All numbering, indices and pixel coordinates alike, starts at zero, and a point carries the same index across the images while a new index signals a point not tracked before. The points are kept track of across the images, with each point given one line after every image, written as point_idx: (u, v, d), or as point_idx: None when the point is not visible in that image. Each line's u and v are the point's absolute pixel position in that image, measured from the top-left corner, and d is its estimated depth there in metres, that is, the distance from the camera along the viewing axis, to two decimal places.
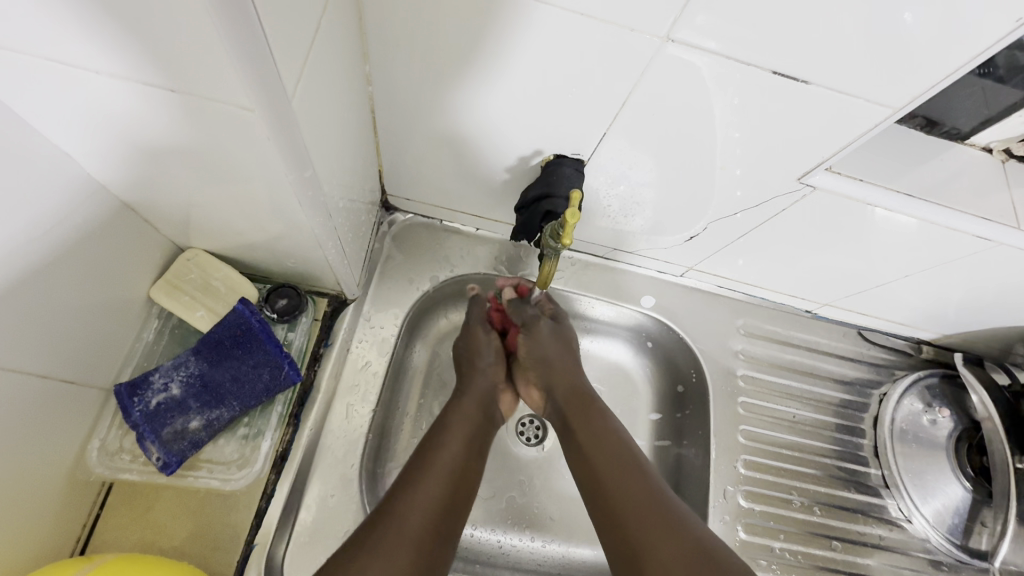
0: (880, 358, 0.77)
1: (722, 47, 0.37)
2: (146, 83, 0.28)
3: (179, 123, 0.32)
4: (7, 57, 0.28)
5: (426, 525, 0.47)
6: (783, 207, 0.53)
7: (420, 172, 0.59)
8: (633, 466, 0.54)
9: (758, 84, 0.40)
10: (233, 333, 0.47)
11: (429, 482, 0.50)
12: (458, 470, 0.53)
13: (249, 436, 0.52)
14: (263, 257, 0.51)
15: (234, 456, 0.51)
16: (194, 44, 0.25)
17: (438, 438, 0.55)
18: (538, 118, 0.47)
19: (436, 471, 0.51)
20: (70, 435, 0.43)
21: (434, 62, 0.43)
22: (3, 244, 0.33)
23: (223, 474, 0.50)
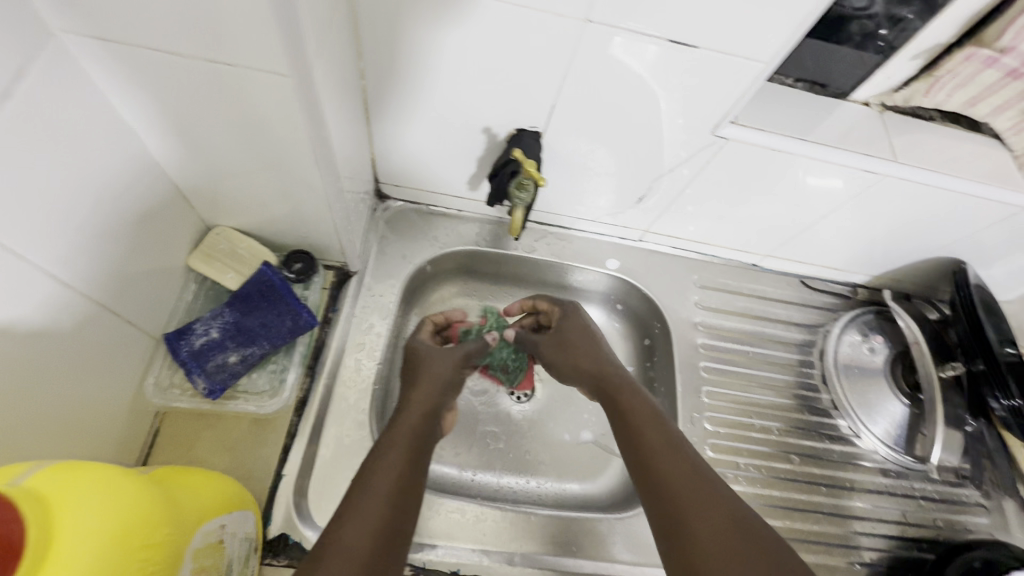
0: (821, 302, 0.88)
1: (630, 22, 0.49)
2: (206, 60, 0.38)
3: (228, 97, 0.42)
4: (105, 47, 0.38)
5: (374, 540, 0.45)
6: (707, 160, 0.64)
7: (408, 157, 0.70)
8: (672, 437, 0.56)
9: (665, 50, 0.51)
10: (260, 289, 0.56)
11: (364, 503, 0.48)
12: (396, 486, 0.50)
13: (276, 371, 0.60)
14: (281, 230, 0.61)
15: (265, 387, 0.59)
16: (248, 25, 0.35)
17: (379, 453, 0.54)
18: (499, 99, 0.59)
19: (371, 498, 0.48)
20: (130, 371, 0.52)
21: (413, 56, 0.54)
22: (87, 198, 0.43)
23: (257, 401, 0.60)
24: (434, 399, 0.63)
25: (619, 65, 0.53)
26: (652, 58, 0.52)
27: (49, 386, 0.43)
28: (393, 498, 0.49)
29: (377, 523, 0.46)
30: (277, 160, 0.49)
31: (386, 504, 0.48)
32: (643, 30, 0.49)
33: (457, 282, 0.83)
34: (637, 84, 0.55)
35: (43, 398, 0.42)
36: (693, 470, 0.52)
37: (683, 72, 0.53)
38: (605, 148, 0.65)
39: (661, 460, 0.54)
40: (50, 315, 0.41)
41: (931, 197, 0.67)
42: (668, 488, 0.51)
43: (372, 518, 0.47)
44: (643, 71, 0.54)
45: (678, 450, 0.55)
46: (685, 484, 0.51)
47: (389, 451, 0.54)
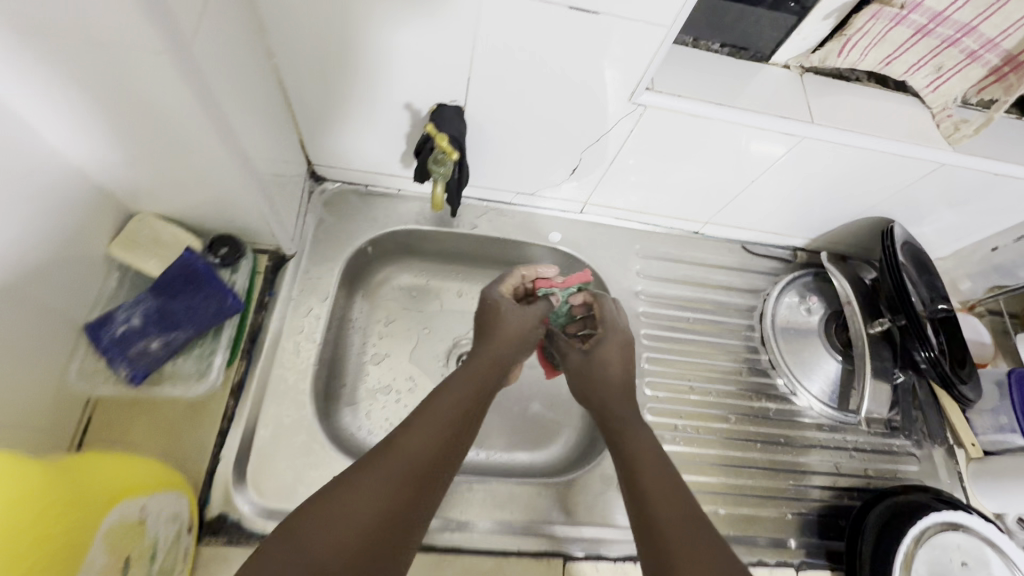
0: (761, 266, 0.90)
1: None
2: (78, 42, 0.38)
3: (112, 79, 0.41)
4: None
5: (432, 461, 0.50)
6: (630, 128, 0.65)
7: (337, 137, 0.69)
8: (664, 463, 0.55)
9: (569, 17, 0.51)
10: (182, 275, 0.57)
11: (429, 420, 0.53)
12: (459, 414, 0.55)
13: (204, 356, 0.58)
14: (205, 215, 0.61)
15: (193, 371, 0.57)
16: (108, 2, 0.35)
17: (448, 383, 0.59)
18: (416, 74, 0.59)
19: (437, 419, 0.53)
20: (54, 361, 0.52)
21: (323, 32, 0.54)
22: None
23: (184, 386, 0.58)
24: (511, 352, 0.66)
25: (527, 35, 0.53)
26: (557, 26, 0.52)
27: None
28: (450, 427, 0.53)
29: (433, 444, 0.51)
30: (182, 144, 0.49)
31: (449, 433, 0.53)
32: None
33: (401, 264, 0.85)
34: (548, 55, 0.56)
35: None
36: (666, 472, 0.54)
37: (591, 40, 0.53)
38: (531, 120, 0.65)
39: (637, 455, 0.56)
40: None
41: (853, 157, 0.68)
42: (650, 505, 0.50)
43: (434, 442, 0.51)
44: (550, 41, 0.54)
45: (653, 451, 0.57)
46: (656, 480, 0.53)
47: (460, 383, 0.59)
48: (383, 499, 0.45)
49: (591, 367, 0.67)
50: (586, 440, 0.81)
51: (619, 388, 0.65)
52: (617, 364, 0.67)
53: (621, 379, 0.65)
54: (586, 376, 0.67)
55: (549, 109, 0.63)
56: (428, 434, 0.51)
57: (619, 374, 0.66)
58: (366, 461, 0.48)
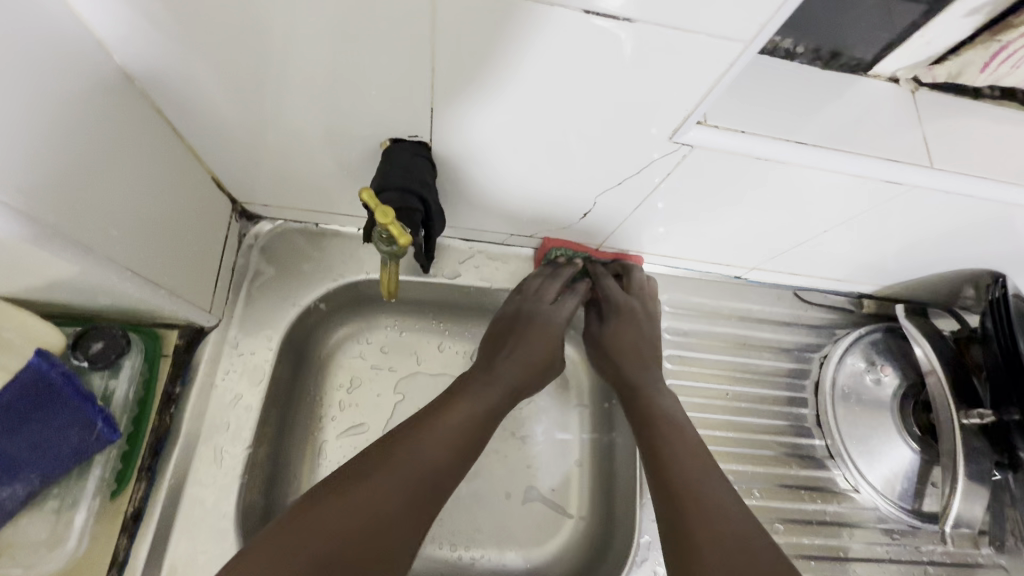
0: (818, 319, 0.72)
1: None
2: None
3: None
4: None
5: (448, 464, 0.50)
6: (668, 170, 0.46)
7: (266, 173, 0.51)
8: (710, 460, 0.54)
9: (585, 30, 0.32)
10: (27, 394, 0.40)
11: (455, 415, 0.53)
12: (479, 416, 0.54)
13: (62, 508, 0.45)
14: (70, 295, 0.43)
15: (42, 535, 0.44)
16: None
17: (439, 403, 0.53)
18: (357, 98, 0.40)
19: (461, 413, 0.53)
20: None
21: (204, 42, 0.35)
22: None
23: (30, 559, 0.44)
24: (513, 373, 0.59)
25: (515, 51, 0.35)
26: (564, 42, 0.33)
27: None
28: (473, 433, 0.53)
29: (410, 474, 0.47)
30: None
31: (473, 429, 0.53)
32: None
33: (360, 319, 0.66)
34: (550, 78, 0.37)
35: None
36: (710, 470, 0.53)
37: (616, 61, 0.35)
38: (527, 159, 0.47)
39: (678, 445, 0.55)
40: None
41: (977, 208, 0.49)
42: (690, 514, 0.49)
43: (457, 439, 0.51)
44: (551, 61, 0.35)
45: (700, 453, 0.54)
46: (689, 475, 0.52)
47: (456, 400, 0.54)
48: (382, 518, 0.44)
49: (622, 321, 0.63)
50: (594, 541, 0.66)
51: (645, 367, 0.62)
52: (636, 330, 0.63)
53: (652, 334, 0.64)
54: (616, 343, 0.64)
55: (552, 148, 0.45)
56: (451, 433, 0.51)
57: (642, 338, 0.64)
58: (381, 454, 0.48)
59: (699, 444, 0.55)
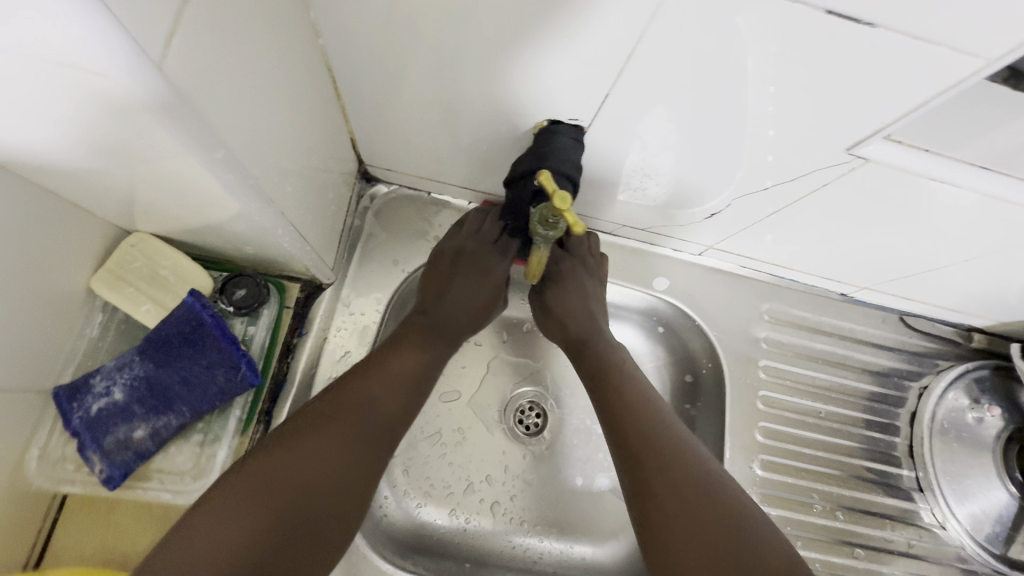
0: (921, 347, 0.69)
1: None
2: None
3: (43, 92, 0.25)
4: None
5: (381, 427, 0.47)
6: (827, 181, 0.44)
7: (401, 140, 0.52)
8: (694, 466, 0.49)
9: (787, 25, 0.31)
10: (181, 331, 0.42)
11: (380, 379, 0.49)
12: (411, 374, 0.50)
13: (205, 443, 0.46)
14: (219, 241, 0.45)
15: (187, 466, 0.45)
16: None
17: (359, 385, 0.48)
18: (528, 76, 0.39)
19: (388, 376, 0.49)
20: (11, 442, 0.40)
21: (391, 11, 0.35)
22: None
23: (176, 486, 0.44)
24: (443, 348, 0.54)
25: (690, 40, 0.33)
26: (757, 36, 0.32)
27: None
28: (403, 391, 0.49)
29: (316, 469, 0.42)
30: (174, 175, 0.33)
31: (407, 389, 0.50)
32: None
33: None
34: (726, 72, 0.35)
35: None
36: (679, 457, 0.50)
37: (822, 62, 0.33)
38: (664, 149, 0.45)
39: (639, 429, 0.52)
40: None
41: None
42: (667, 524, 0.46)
43: (389, 402, 0.48)
44: (739, 55, 0.34)
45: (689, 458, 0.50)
46: (654, 460, 0.49)
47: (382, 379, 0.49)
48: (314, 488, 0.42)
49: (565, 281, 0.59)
50: None
51: (591, 320, 0.59)
52: (577, 292, 0.59)
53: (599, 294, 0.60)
54: (560, 305, 0.60)
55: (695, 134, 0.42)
56: (380, 399, 0.48)
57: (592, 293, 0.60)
58: (309, 420, 0.45)
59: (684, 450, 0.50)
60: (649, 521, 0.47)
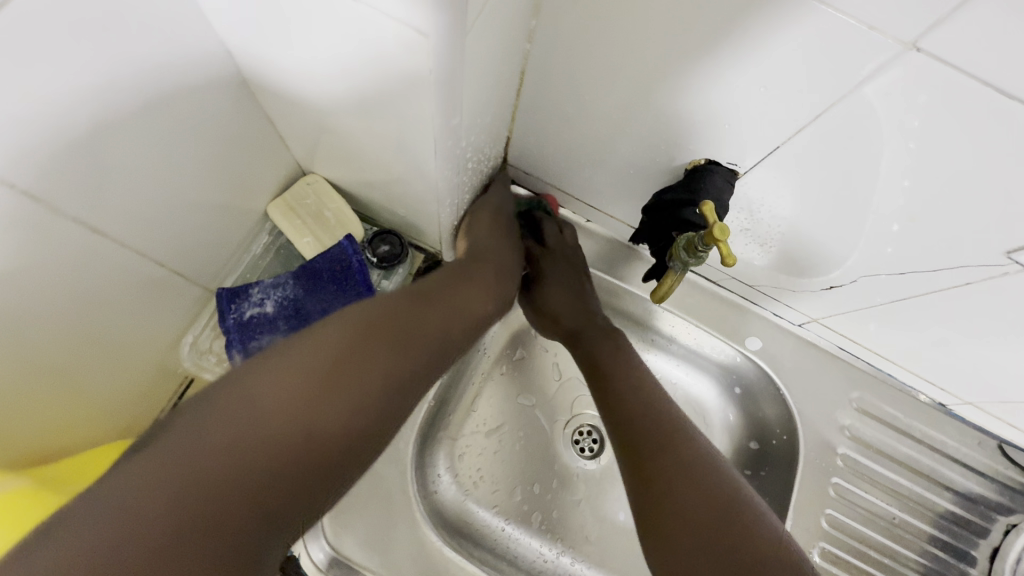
0: (1018, 483, 0.64)
1: (998, 73, 0.29)
2: None
3: (329, 35, 0.30)
4: None
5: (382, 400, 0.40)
6: (966, 280, 0.44)
7: (550, 148, 0.56)
8: (695, 460, 0.48)
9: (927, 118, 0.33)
10: (332, 268, 0.47)
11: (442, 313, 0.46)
12: (467, 323, 0.48)
13: None
14: (377, 198, 0.50)
15: None
16: None
17: (380, 342, 0.41)
18: (704, 112, 0.41)
19: (448, 312, 0.46)
20: (170, 324, 0.46)
21: (604, 35, 0.39)
22: (161, 126, 0.35)
23: None
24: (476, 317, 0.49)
25: (869, 105, 0.35)
26: (912, 111, 0.34)
27: (81, 335, 0.38)
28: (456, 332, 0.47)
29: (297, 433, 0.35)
30: (387, 131, 0.38)
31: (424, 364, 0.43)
32: (942, 78, 0.31)
33: None
34: (875, 150, 0.38)
35: (46, 337, 0.35)
36: (687, 460, 0.48)
37: (1001, 159, 0.34)
38: (801, 203, 0.46)
39: (634, 415, 0.53)
40: (54, 255, 0.33)
41: None
42: (660, 506, 0.46)
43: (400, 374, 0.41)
44: (889, 137, 0.36)
45: (696, 459, 0.49)
46: (654, 438, 0.51)
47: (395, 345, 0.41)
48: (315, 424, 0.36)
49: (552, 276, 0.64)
50: None
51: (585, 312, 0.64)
52: (570, 288, 0.64)
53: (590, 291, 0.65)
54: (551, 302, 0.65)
55: (829, 187, 0.43)
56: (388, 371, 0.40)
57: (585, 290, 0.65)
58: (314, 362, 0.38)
59: (688, 445, 0.50)
60: (645, 495, 0.48)
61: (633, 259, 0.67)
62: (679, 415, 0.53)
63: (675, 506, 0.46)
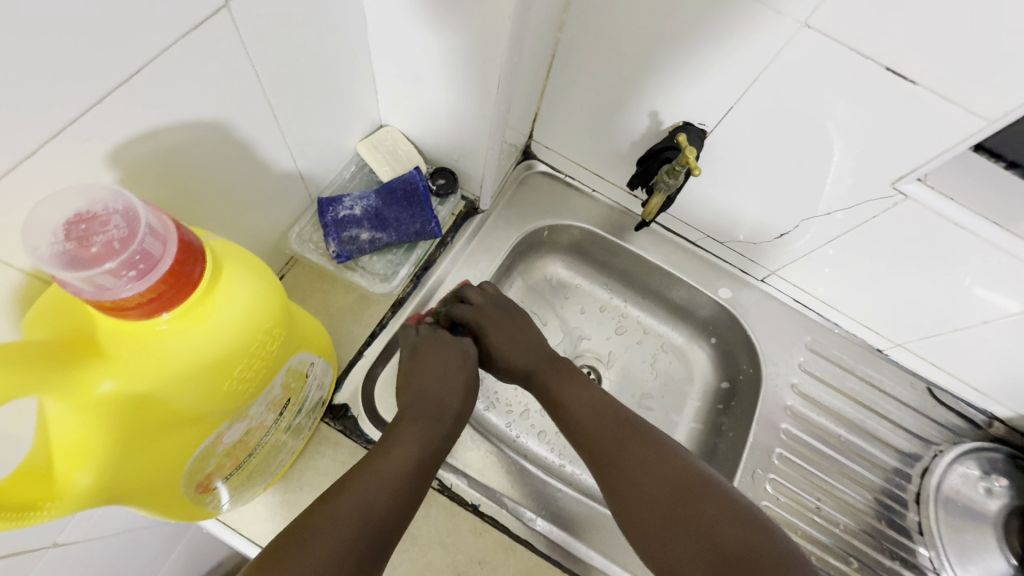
0: (944, 419, 0.77)
1: (859, 42, 0.46)
2: None
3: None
4: None
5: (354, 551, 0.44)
6: (874, 214, 0.60)
7: (568, 121, 0.73)
8: (658, 443, 0.57)
9: (824, 78, 0.50)
10: (404, 188, 0.62)
11: (374, 482, 0.48)
12: (409, 471, 0.51)
13: (394, 262, 0.63)
14: (438, 144, 0.66)
15: (380, 271, 0.62)
16: None
17: (332, 507, 0.46)
18: (684, 82, 0.58)
19: (385, 472, 0.50)
20: (284, 217, 0.58)
21: (613, 24, 0.56)
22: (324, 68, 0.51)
23: (369, 281, 0.62)
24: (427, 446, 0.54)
25: (788, 71, 0.51)
26: (816, 73, 0.50)
27: (239, 203, 0.49)
28: (400, 486, 0.50)
29: None
30: (463, 76, 0.54)
31: (384, 503, 0.48)
32: (828, 47, 0.48)
33: (560, 258, 0.87)
34: (797, 107, 0.54)
35: (225, 180, 0.45)
36: (652, 451, 0.56)
37: (877, 108, 0.50)
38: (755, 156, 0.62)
39: (597, 416, 0.61)
40: (265, 147, 0.49)
41: None
42: (628, 490, 0.55)
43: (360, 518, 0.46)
44: (814, 94, 0.52)
45: (660, 446, 0.57)
46: (619, 432, 0.59)
47: (348, 504, 0.46)
48: None
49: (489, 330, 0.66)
50: None
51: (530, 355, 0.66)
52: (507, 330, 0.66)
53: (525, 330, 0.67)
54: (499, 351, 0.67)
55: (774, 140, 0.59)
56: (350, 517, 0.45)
57: (521, 327, 0.67)
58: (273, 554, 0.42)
59: (650, 438, 0.58)
60: (617, 486, 0.55)
61: (629, 221, 0.83)
62: (636, 418, 0.61)
63: (646, 491, 0.54)
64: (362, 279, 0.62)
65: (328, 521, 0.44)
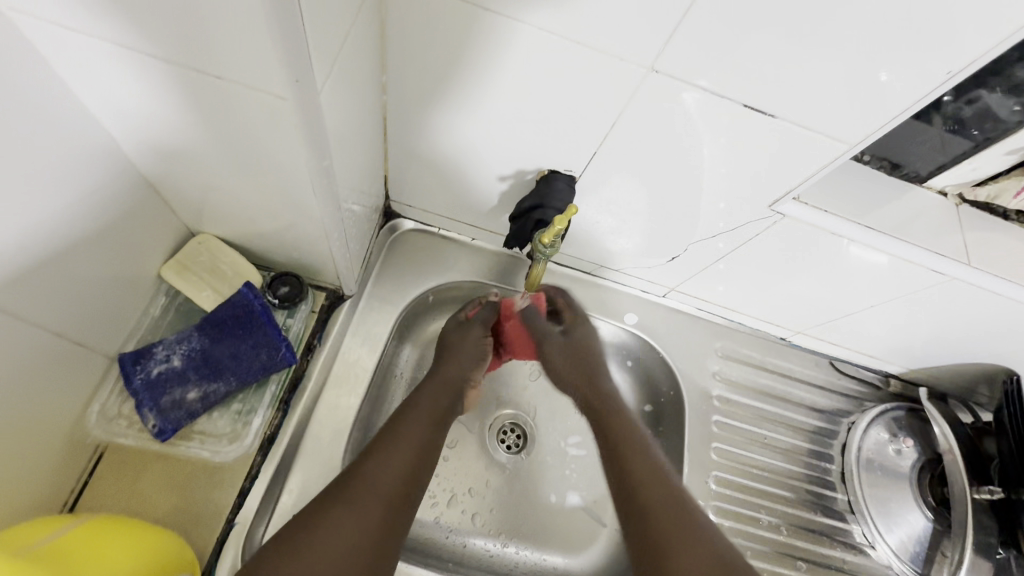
0: (850, 389, 0.80)
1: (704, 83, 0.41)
2: (174, 62, 0.33)
3: (192, 102, 0.36)
4: (104, 50, 0.33)
5: (387, 493, 0.51)
6: (756, 232, 0.57)
7: (424, 179, 0.64)
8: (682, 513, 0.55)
9: (685, 117, 0.45)
10: (235, 315, 0.52)
11: (381, 466, 0.53)
12: (413, 461, 0.55)
13: (242, 412, 0.53)
14: (269, 246, 0.54)
15: (225, 430, 0.52)
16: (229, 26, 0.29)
17: (343, 492, 0.50)
18: (537, 134, 0.52)
19: (395, 464, 0.54)
20: (73, 399, 0.46)
21: (441, 81, 0.48)
22: (59, 213, 0.38)
23: (213, 446, 0.52)
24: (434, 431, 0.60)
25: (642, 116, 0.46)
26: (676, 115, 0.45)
27: None
28: (405, 473, 0.54)
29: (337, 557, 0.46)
30: (268, 181, 0.43)
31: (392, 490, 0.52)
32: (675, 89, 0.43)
33: None
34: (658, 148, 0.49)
35: None
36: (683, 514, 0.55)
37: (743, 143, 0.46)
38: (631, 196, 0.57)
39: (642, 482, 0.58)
40: None
41: (1004, 309, 0.59)
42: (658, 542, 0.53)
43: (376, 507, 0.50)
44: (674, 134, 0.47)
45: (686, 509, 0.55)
46: (644, 482, 0.58)
47: (368, 481, 0.51)
48: (340, 545, 0.46)
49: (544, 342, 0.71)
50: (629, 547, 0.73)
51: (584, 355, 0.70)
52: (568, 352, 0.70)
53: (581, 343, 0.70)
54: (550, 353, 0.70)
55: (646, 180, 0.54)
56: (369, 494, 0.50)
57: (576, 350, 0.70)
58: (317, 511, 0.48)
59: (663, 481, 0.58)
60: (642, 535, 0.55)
61: (519, 262, 0.75)
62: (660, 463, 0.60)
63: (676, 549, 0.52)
64: (204, 447, 0.52)
65: (357, 486, 0.50)
